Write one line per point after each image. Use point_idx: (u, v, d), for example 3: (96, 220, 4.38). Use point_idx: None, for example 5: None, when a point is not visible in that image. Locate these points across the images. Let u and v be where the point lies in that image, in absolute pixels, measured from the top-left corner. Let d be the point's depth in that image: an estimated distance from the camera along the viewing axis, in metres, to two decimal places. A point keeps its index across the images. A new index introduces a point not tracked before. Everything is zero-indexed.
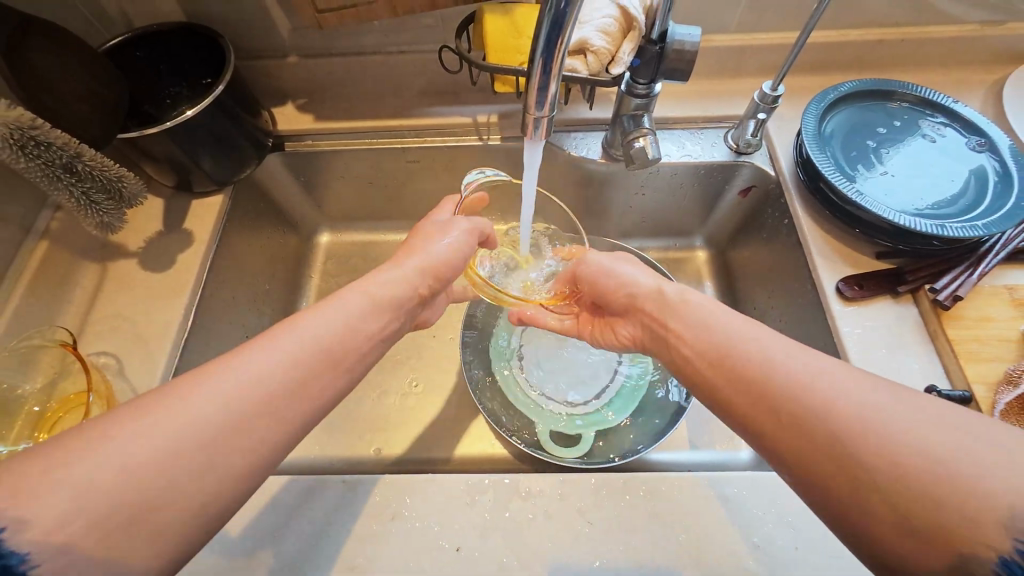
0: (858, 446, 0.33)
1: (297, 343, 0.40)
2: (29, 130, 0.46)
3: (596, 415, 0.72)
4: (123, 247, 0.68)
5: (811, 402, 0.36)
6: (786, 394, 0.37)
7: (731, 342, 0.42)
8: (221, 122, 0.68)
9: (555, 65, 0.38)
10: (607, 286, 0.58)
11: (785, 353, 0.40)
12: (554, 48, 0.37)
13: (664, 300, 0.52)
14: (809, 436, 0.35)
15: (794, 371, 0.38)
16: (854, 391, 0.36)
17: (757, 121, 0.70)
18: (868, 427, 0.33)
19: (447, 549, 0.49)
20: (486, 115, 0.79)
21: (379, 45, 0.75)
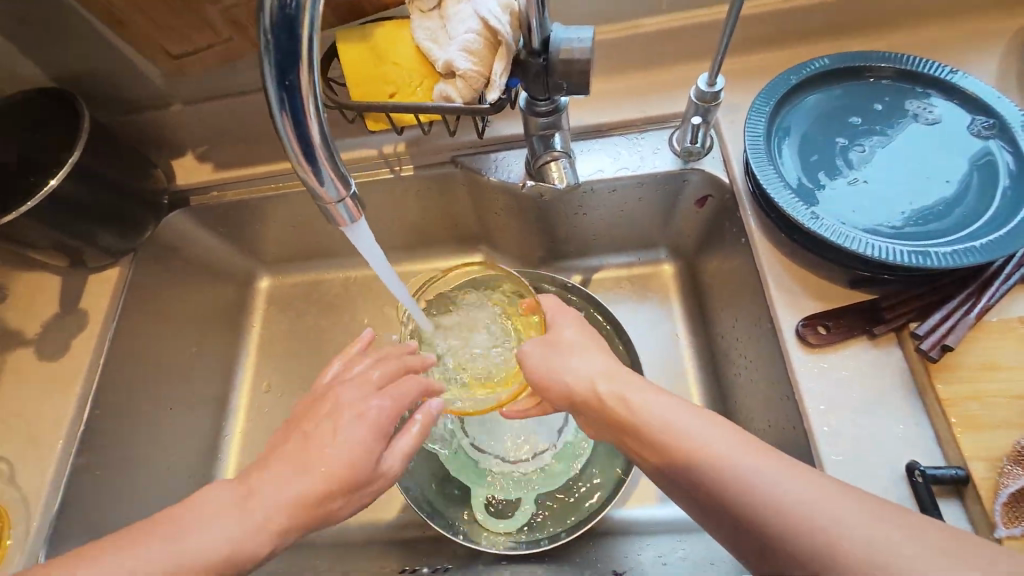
0: (774, 535, 0.33)
1: (190, 543, 0.39)
2: None
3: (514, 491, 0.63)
4: (21, 334, 0.65)
5: (739, 498, 0.35)
6: (755, 522, 0.34)
7: (685, 453, 0.38)
8: (94, 191, 0.62)
9: (320, 139, 0.31)
10: (550, 395, 0.48)
11: (747, 466, 0.36)
12: (308, 116, 0.30)
13: (598, 404, 0.45)
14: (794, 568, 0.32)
15: (724, 461, 0.36)
16: (779, 481, 0.34)
17: (694, 124, 0.58)
18: (793, 519, 0.33)
19: None
20: (392, 145, 0.70)
21: (265, 79, 0.67)
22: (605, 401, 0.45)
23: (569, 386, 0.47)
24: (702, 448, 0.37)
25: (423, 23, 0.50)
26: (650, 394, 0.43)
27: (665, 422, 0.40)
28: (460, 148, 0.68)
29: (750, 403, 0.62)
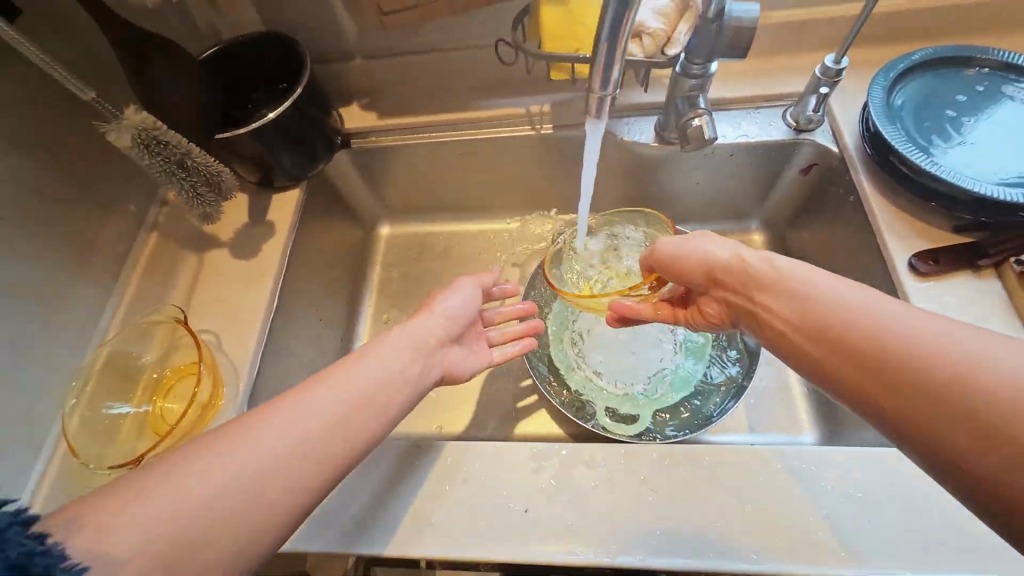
0: (910, 369, 0.35)
1: (351, 389, 0.46)
2: (153, 131, 0.52)
3: (639, 393, 0.73)
4: (216, 238, 0.75)
5: (875, 343, 0.37)
6: (885, 355, 0.36)
7: (832, 306, 0.40)
8: (297, 120, 0.73)
9: (620, 46, 0.41)
10: (685, 270, 0.53)
11: (892, 317, 0.38)
12: (620, 30, 0.39)
13: (741, 274, 0.48)
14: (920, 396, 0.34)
15: (865, 312, 0.39)
16: (911, 324, 0.37)
17: (818, 95, 0.68)
18: (942, 358, 0.34)
19: (517, 511, 0.52)
20: (538, 106, 0.82)
21: (438, 42, 0.79)
22: (746, 275, 0.48)
23: (706, 258, 0.51)
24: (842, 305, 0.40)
25: None
26: (794, 266, 0.46)
27: (808, 287, 0.43)
28: None
29: None
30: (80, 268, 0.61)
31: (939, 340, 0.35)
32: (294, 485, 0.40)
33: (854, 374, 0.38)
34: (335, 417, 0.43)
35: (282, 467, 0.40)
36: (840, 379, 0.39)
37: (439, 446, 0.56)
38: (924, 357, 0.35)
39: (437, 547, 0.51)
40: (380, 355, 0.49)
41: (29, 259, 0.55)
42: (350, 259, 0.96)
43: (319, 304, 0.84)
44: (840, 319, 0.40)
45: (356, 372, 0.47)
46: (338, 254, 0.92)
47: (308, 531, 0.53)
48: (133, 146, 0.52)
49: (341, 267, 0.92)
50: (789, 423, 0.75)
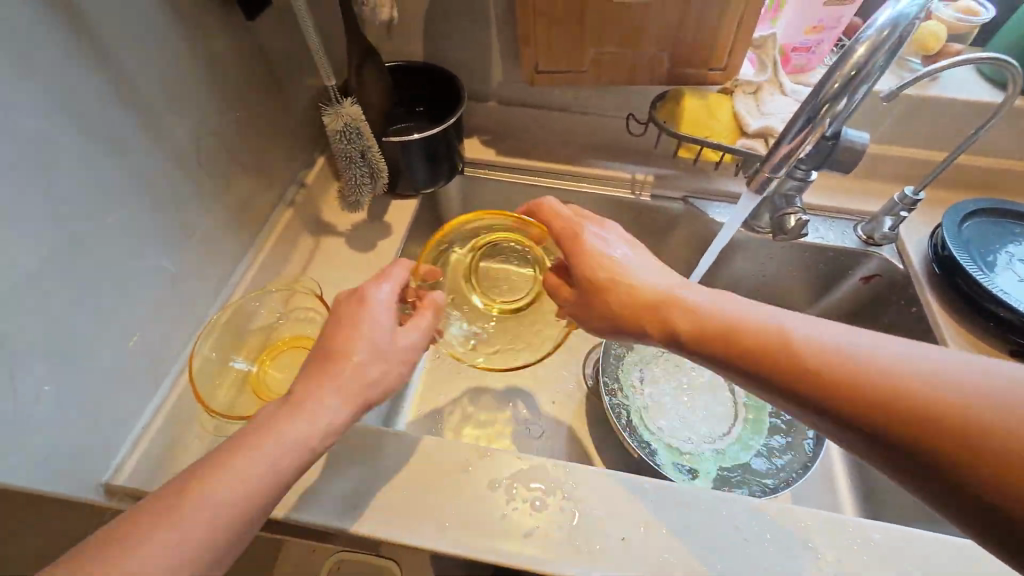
0: (861, 374, 0.37)
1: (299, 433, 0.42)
2: (358, 123, 0.58)
3: (691, 447, 0.76)
4: (336, 227, 0.79)
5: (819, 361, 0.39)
6: (878, 367, 0.37)
7: (774, 340, 0.42)
8: (439, 143, 0.81)
9: (797, 145, 0.55)
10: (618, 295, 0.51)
11: (865, 340, 0.40)
12: (802, 134, 0.54)
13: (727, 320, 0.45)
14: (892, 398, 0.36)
15: (834, 339, 0.40)
16: (855, 338, 0.40)
17: (894, 216, 0.79)
18: (892, 380, 0.36)
19: (615, 536, 0.53)
20: (642, 175, 0.92)
21: (567, 104, 0.90)
22: (691, 318, 0.47)
23: (692, 305, 0.48)
24: (839, 339, 0.40)
25: (744, 102, 0.75)
26: (751, 312, 0.45)
27: (804, 328, 0.42)
28: (692, 191, 0.90)
29: None
30: (232, 228, 0.65)
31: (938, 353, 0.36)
32: (254, 508, 0.39)
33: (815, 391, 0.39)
34: (282, 463, 0.41)
35: (236, 516, 0.38)
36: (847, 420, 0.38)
37: (532, 462, 0.58)
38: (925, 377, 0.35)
39: (533, 559, 0.52)
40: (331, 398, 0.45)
41: (203, 206, 0.59)
42: None
43: None
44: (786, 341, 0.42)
45: (314, 415, 0.43)
46: None
47: (406, 524, 0.53)
48: (337, 131, 0.58)
49: None
50: (833, 508, 0.78)
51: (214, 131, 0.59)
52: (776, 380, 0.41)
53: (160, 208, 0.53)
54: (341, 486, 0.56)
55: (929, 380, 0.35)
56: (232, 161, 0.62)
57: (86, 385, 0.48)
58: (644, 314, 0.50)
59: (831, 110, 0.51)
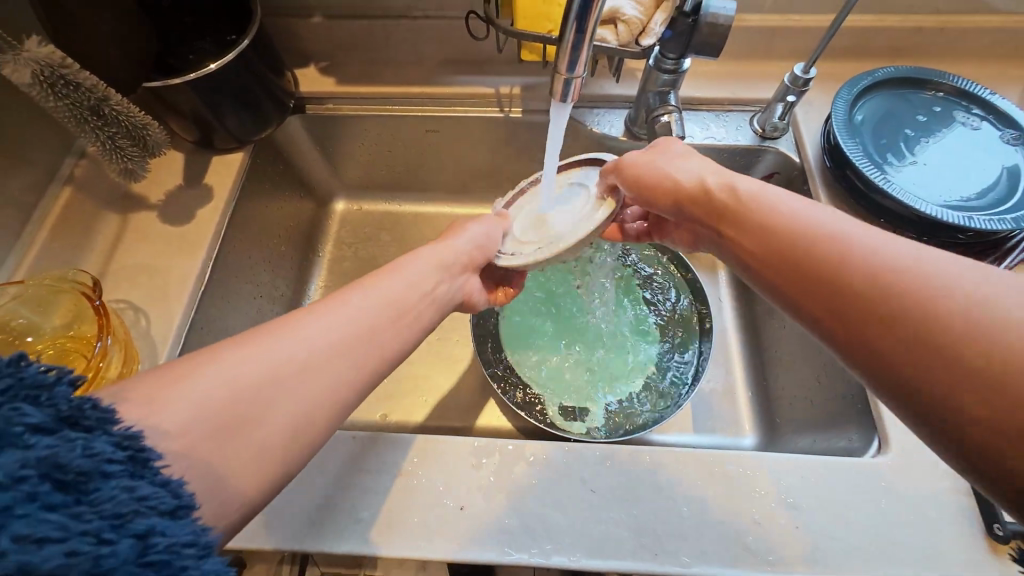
0: (837, 262, 0.35)
1: (242, 375, 0.35)
2: (58, 69, 0.46)
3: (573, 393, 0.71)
4: (144, 199, 0.68)
5: (797, 236, 0.39)
6: (853, 262, 0.35)
7: (761, 214, 0.42)
8: (246, 78, 0.67)
9: (590, 24, 0.37)
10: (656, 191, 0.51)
11: (843, 223, 0.38)
12: (591, 6, 0.36)
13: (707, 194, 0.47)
14: (859, 303, 0.34)
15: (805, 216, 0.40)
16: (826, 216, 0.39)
17: (786, 103, 0.68)
18: (838, 255, 0.36)
19: (452, 508, 0.49)
20: (508, 87, 0.79)
21: (405, 9, 0.74)
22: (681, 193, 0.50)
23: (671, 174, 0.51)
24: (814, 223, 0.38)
25: None
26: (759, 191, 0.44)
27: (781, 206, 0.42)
28: None
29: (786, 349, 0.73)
30: None
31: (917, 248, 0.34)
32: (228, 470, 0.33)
33: (786, 267, 0.39)
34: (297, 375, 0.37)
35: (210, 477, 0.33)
36: (814, 305, 0.37)
37: (368, 438, 0.53)
38: (899, 275, 0.33)
39: (372, 541, 0.48)
40: (314, 319, 0.40)
41: None
42: (298, 231, 0.89)
43: (261, 279, 0.79)
44: (768, 220, 0.42)
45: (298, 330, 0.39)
46: (284, 227, 0.85)
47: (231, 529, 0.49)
48: (31, 83, 0.45)
49: (290, 241, 0.87)
50: (731, 426, 0.76)
51: None
52: (835, 303, 0.35)
53: None
54: None
55: (891, 275, 0.33)
56: None
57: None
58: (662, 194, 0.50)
59: None
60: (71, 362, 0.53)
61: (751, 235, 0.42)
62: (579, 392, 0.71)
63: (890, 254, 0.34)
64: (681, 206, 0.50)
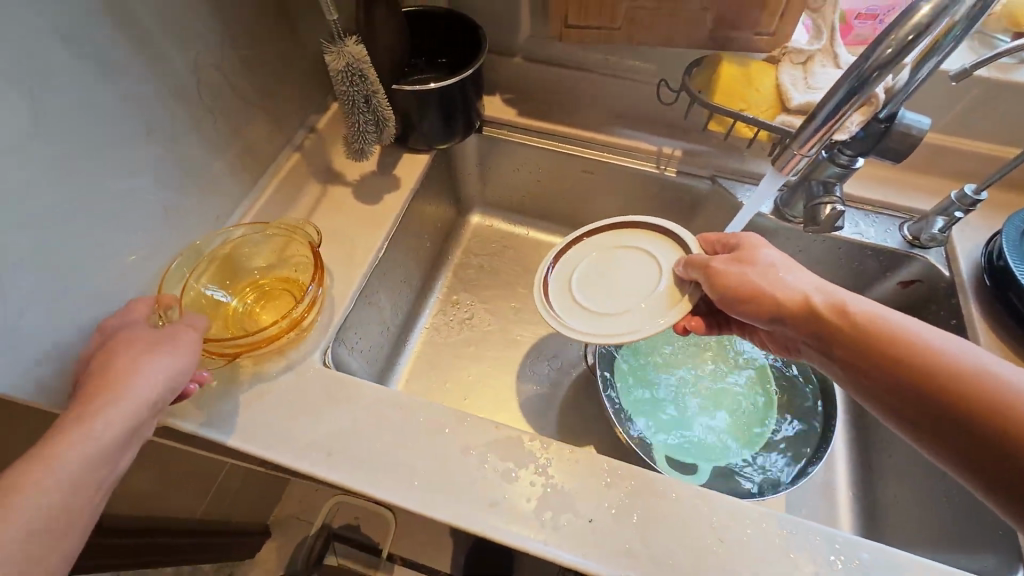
0: (950, 383, 0.41)
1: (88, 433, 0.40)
2: (360, 64, 0.56)
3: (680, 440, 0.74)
4: (343, 176, 0.78)
5: (902, 350, 0.44)
6: (967, 384, 0.41)
7: (861, 328, 0.47)
8: (456, 97, 0.77)
9: (834, 120, 0.53)
10: (744, 299, 0.53)
11: (939, 340, 0.44)
12: (842, 108, 0.51)
13: (805, 309, 0.50)
14: (985, 424, 0.39)
15: (903, 334, 0.45)
16: (924, 334, 0.45)
17: (947, 217, 0.71)
18: (952, 373, 0.42)
19: (582, 518, 0.52)
20: (670, 148, 0.86)
21: (597, 65, 0.85)
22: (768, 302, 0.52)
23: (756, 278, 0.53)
24: (920, 340, 0.44)
25: (790, 71, 0.66)
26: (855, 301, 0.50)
27: (886, 324, 0.46)
28: (722, 170, 0.83)
29: (902, 456, 0.72)
30: (233, 167, 0.65)
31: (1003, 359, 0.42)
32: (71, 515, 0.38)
33: (900, 382, 0.44)
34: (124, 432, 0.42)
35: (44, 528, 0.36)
36: (933, 417, 0.42)
37: (509, 432, 0.56)
38: (1017, 398, 0.39)
39: (503, 527, 0.51)
40: (140, 360, 0.45)
41: (204, 139, 0.59)
42: (439, 233, 0.98)
43: (406, 266, 0.87)
44: (870, 335, 0.46)
45: (134, 380, 0.44)
46: (431, 226, 0.94)
47: (381, 482, 0.53)
48: (337, 71, 0.55)
49: (431, 239, 0.95)
50: (827, 519, 0.74)
51: (217, 63, 0.58)
52: (958, 418, 0.41)
53: (156, 136, 0.54)
54: (316, 433, 0.56)
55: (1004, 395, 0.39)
56: (235, 96, 0.61)
57: (78, 319, 0.50)
58: (750, 297, 0.53)
59: (875, 82, 0.48)
60: (274, 303, 0.63)
61: (854, 343, 0.47)
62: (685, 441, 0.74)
63: (995, 375, 0.40)
64: (778, 318, 0.52)
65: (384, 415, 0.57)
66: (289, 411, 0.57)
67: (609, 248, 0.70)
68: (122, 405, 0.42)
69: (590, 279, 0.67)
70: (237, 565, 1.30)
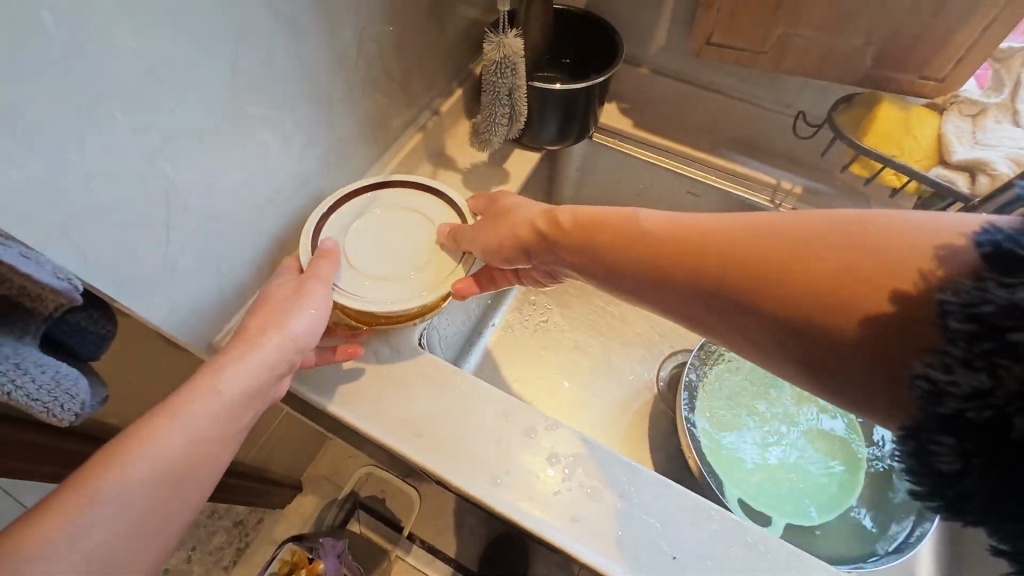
0: (793, 255, 0.37)
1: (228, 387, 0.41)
2: (516, 59, 0.56)
3: (760, 488, 0.70)
4: (456, 162, 0.79)
5: (729, 240, 0.40)
6: (804, 247, 0.36)
7: (677, 228, 0.43)
8: (583, 101, 0.76)
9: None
10: (562, 232, 0.50)
11: (737, 217, 0.41)
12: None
13: (605, 217, 0.47)
14: (853, 278, 0.34)
15: (703, 221, 0.42)
16: (717, 216, 0.42)
17: None
18: (764, 240, 0.38)
19: (664, 553, 0.50)
20: (788, 183, 0.81)
21: (726, 86, 0.82)
22: (581, 224, 0.49)
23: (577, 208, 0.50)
24: (722, 217, 0.42)
25: (957, 124, 0.61)
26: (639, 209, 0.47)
27: (676, 217, 0.44)
28: None
29: None
30: (364, 138, 0.66)
31: (858, 212, 0.37)
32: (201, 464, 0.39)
33: (747, 278, 0.38)
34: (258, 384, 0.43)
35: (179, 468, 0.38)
36: (809, 308, 0.35)
37: (602, 452, 0.55)
38: (869, 236, 0.35)
39: (580, 543, 0.50)
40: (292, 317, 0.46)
41: (348, 109, 0.61)
42: None
43: None
44: (682, 232, 0.42)
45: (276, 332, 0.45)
46: None
47: (465, 471, 0.53)
48: (493, 61, 0.56)
49: None
50: None
51: (376, 38, 0.60)
52: (823, 293, 0.34)
53: (312, 99, 0.55)
54: (410, 413, 0.57)
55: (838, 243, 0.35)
56: (382, 72, 0.63)
57: (215, 262, 0.52)
58: (586, 229, 0.48)
59: None
60: None
61: (683, 249, 0.42)
62: (765, 490, 0.69)
63: (805, 220, 0.38)
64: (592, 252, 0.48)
65: (473, 406, 0.57)
66: (387, 386, 0.59)
67: (415, 207, 0.58)
68: (245, 368, 0.42)
69: (372, 240, 0.56)
70: (266, 514, 1.33)
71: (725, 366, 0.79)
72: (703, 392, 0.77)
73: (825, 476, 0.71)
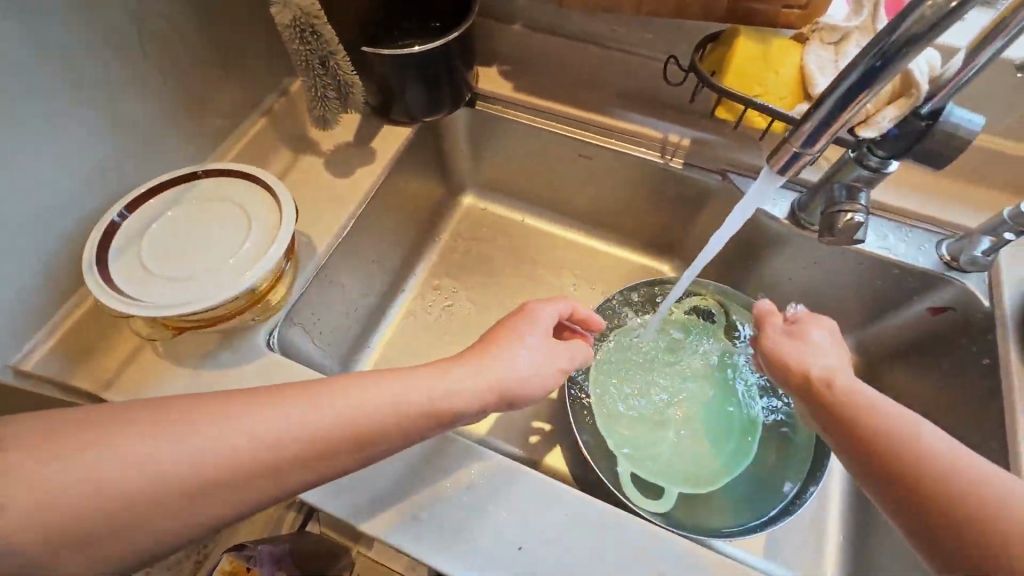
0: (908, 468, 0.39)
1: None
2: (311, 18, 0.50)
3: (655, 462, 0.65)
4: (316, 145, 0.73)
5: (872, 424, 0.42)
6: (925, 475, 0.38)
7: (870, 411, 0.43)
8: (440, 63, 0.70)
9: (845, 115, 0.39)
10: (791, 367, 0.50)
11: (929, 435, 0.40)
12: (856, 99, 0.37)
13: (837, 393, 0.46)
14: (942, 514, 0.36)
15: (899, 426, 0.41)
16: (916, 423, 0.41)
17: (995, 239, 0.60)
18: (925, 468, 0.38)
19: (511, 546, 0.47)
20: (677, 136, 0.77)
21: (602, 37, 0.76)
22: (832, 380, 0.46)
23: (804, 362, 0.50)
24: (918, 437, 0.40)
25: (819, 52, 0.56)
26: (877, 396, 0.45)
27: (886, 413, 0.42)
28: (734, 164, 0.74)
29: None
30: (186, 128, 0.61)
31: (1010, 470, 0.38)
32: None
33: (870, 467, 0.41)
34: None
35: None
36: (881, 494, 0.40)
37: (439, 437, 0.52)
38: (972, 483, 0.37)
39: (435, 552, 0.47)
40: None
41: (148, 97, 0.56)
42: (426, 212, 0.92)
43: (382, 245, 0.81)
44: (873, 422, 0.42)
45: None
46: (416, 204, 0.88)
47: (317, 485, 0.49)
48: (286, 25, 0.50)
49: (416, 219, 0.89)
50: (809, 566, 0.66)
51: (161, 15, 0.55)
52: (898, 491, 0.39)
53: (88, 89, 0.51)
54: None
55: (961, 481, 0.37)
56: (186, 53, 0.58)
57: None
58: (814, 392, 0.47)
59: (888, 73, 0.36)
60: None
61: (848, 425, 0.43)
62: (661, 464, 0.65)
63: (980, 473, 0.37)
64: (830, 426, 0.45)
65: None
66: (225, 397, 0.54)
67: (226, 196, 0.52)
68: None
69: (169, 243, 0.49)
70: None
71: (622, 336, 0.74)
72: (598, 365, 0.72)
73: (724, 443, 0.67)
